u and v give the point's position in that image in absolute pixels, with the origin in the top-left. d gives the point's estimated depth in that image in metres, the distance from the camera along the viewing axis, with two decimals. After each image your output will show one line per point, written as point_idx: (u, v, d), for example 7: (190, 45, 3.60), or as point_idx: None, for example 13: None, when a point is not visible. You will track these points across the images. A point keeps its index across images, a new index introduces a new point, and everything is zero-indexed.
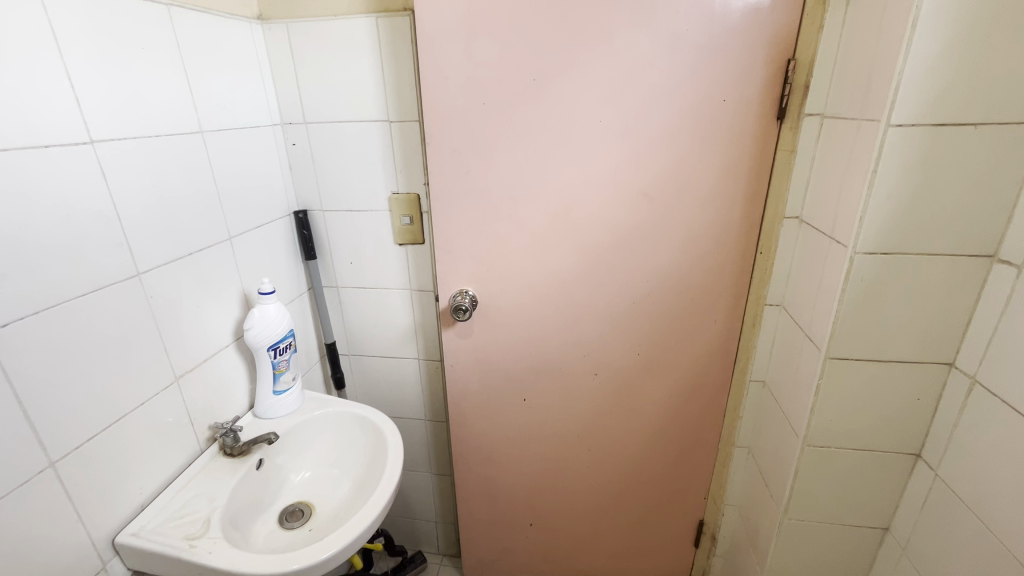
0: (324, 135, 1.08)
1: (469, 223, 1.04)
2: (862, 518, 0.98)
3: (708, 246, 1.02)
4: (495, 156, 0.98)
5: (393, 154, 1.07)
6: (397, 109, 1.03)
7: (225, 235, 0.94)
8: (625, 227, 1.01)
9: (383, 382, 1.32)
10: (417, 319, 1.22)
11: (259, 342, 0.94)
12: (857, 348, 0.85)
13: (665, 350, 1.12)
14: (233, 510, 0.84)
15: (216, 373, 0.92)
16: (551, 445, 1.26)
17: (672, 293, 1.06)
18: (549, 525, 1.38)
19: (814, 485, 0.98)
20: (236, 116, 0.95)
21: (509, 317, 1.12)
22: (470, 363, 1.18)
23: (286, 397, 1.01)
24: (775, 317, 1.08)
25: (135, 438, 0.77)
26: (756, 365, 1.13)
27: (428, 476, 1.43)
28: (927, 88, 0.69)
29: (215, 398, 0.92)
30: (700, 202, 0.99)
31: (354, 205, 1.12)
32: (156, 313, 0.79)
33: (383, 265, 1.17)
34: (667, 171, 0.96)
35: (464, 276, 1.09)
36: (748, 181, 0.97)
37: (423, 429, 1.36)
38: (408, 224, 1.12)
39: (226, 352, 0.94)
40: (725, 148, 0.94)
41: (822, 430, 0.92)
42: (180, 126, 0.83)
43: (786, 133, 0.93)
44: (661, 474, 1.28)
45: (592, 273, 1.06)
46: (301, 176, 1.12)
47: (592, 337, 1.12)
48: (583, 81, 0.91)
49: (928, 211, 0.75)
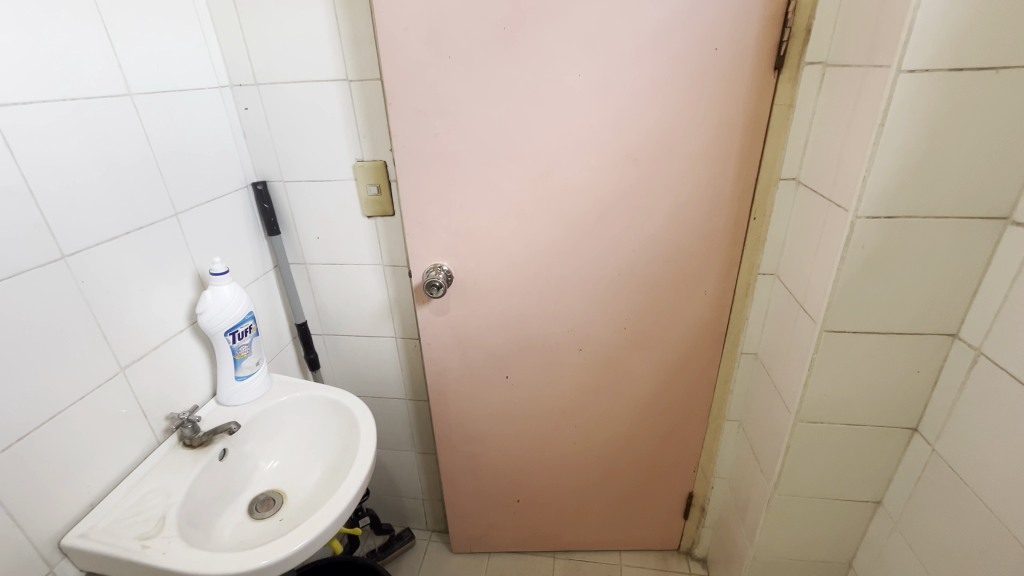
0: (277, 98, 0.98)
1: (441, 192, 0.96)
2: (855, 496, 0.95)
3: (697, 210, 0.95)
4: (465, 117, 0.89)
5: (357, 117, 0.98)
6: (356, 67, 0.94)
7: (171, 211, 0.85)
8: (607, 193, 0.94)
9: (362, 363, 1.26)
10: (391, 295, 1.16)
11: (215, 326, 0.87)
12: (854, 320, 0.79)
13: (653, 323, 1.07)
14: (193, 504, 0.79)
15: (171, 360, 0.86)
16: (536, 422, 1.22)
17: (660, 260, 1.00)
18: (538, 500, 1.36)
19: (806, 460, 0.94)
20: (175, 78, 0.86)
21: (488, 292, 1.05)
22: (448, 341, 1.12)
23: (251, 382, 0.95)
24: (768, 286, 1.02)
25: (77, 435, 0.71)
26: (749, 337, 1.08)
27: (412, 454, 1.39)
28: (944, 28, 0.61)
29: (171, 386, 0.86)
30: (690, 164, 0.91)
31: (316, 175, 1.04)
32: (89, 299, 0.72)
33: (353, 239, 1.10)
34: (655, 131, 0.88)
35: (438, 250, 1.02)
36: (742, 140, 0.89)
37: (404, 408, 1.31)
38: (376, 194, 1.04)
39: (181, 336, 0.88)
40: (716, 104, 0.86)
41: (816, 406, 0.87)
42: (104, 88, 0.73)
43: (784, 84, 0.85)
44: (648, 447, 1.25)
45: (573, 244, 0.99)
46: (257, 144, 1.03)
47: (575, 310, 1.06)
48: (560, 28, 0.81)
49: (939, 171, 0.68)
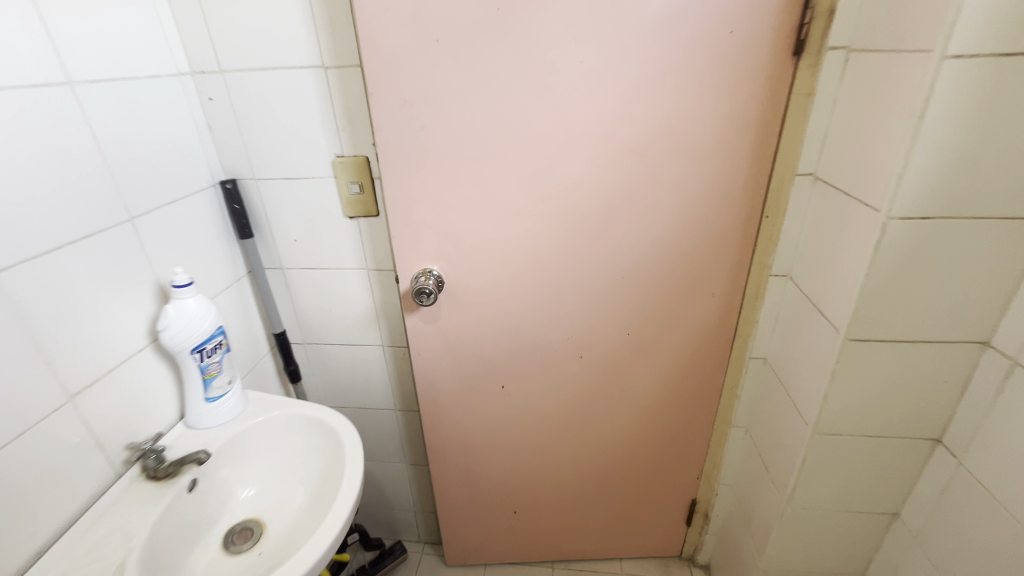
0: (245, 87, 0.88)
1: (430, 191, 0.88)
2: (872, 508, 0.91)
3: (707, 208, 0.88)
4: (455, 108, 0.80)
5: (335, 108, 0.89)
6: (333, 52, 0.84)
7: (124, 216, 0.75)
8: (611, 191, 0.86)
9: (347, 373, 1.18)
10: (377, 301, 1.07)
11: (180, 344, 0.78)
12: (881, 329, 0.73)
13: (658, 328, 1.01)
14: (158, 546, 0.71)
15: (130, 384, 0.77)
16: (534, 432, 1.16)
17: (666, 262, 0.93)
18: (535, 511, 1.30)
19: (823, 473, 0.88)
20: (125, 64, 0.76)
21: (481, 298, 0.98)
22: (440, 350, 1.04)
23: (223, 403, 0.86)
24: (780, 288, 0.96)
25: (17, 477, 0.62)
26: (758, 341, 1.02)
27: (402, 466, 1.32)
28: (996, 8, 0.54)
29: (131, 412, 0.77)
30: (700, 159, 0.84)
31: (292, 172, 0.95)
32: (27, 322, 0.62)
33: (334, 242, 1.01)
34: (663, 123, 0.81)
35: (428, 254, 0.94)
36: (757, 133, 0.82)
37: (393, 419, 1.24)
38: (358, 193, 0.95)
39: (140, 357, 0.79)
40: (730, 93, 0.79)
41: (835, 419, 0.82)
42: (39, 75, 0.63)
43: (804, 71, 0.77)
44: (651, 455, 1.19)
45: (573, 246, 0.91)
46: (224, 139, 0.93)
47: (575, 316, 0.99)
48: (560, 8, 0.73)
49: (980, 168, 0.62)
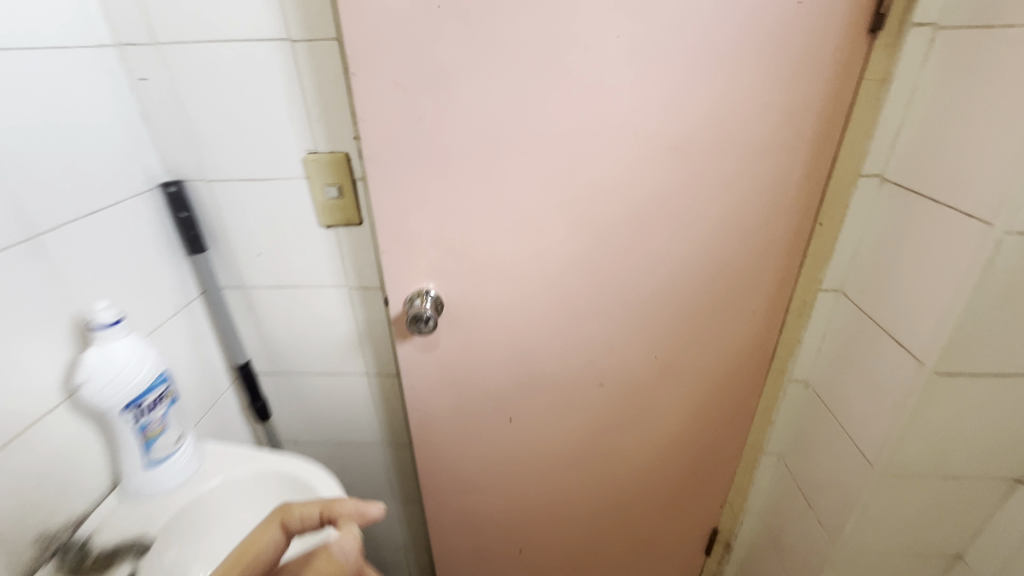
0: (190, 64, 0.70)
1: (428, 196, 0.72)
2: (933, 550, 0.82)
3: (755, 215, 0.75)
4: (461, 94, 0.65)
5: (306, 93, 0.71)
6: (302, 22, 0.67)
7: (19, 233, 0.56)
8: (647, 195, 0.72)
9: (325, 405, 1.01)
10: (361, 324, 0.91)
11: (108, 402, 0.60)
12: (975, 359, 0.63)
13: (690, 349, 0.88)
14: None
15: (35, 458, 0.58)
16: (544, 467, 1.02)
17: (705, 277, 0.80)
18: (542, 549, 1.17)
19: (886, 516, 0.78)
20: (19, 28, 0.56)
21: (488, 322, 0.82)
22: (438, 381, 0.89)
23: (171, 466, 0.69)
24: (830, 304, 0.84)
25: None
26: (801, 363, 0.91)
27: (391, 505, 1.16)
28: None
29: (36, 494, 0.59)
30: (752, 157, 0.71)
31: (253, 172, 0.77)
32: None
33: (308, 256, 0.84)
34: (713, 114, 0.67)
35: (425, 271, 0.78)
36: (820, 126, 0.69)
37: (381, 455, 1.08)
38: (335, 198, 0.78)
39: (51, 420, 0.60)
40: (793, 78, 0.66)
41: (910, 457, 0.72)
42: None
43: (880, 53, 0.65)
44: (672, 485, 1.08)
45: (600, 260, 0.77)
46: (165, 130, 0.74)
47: (597, 339, 0.85)
48: None
49: None
